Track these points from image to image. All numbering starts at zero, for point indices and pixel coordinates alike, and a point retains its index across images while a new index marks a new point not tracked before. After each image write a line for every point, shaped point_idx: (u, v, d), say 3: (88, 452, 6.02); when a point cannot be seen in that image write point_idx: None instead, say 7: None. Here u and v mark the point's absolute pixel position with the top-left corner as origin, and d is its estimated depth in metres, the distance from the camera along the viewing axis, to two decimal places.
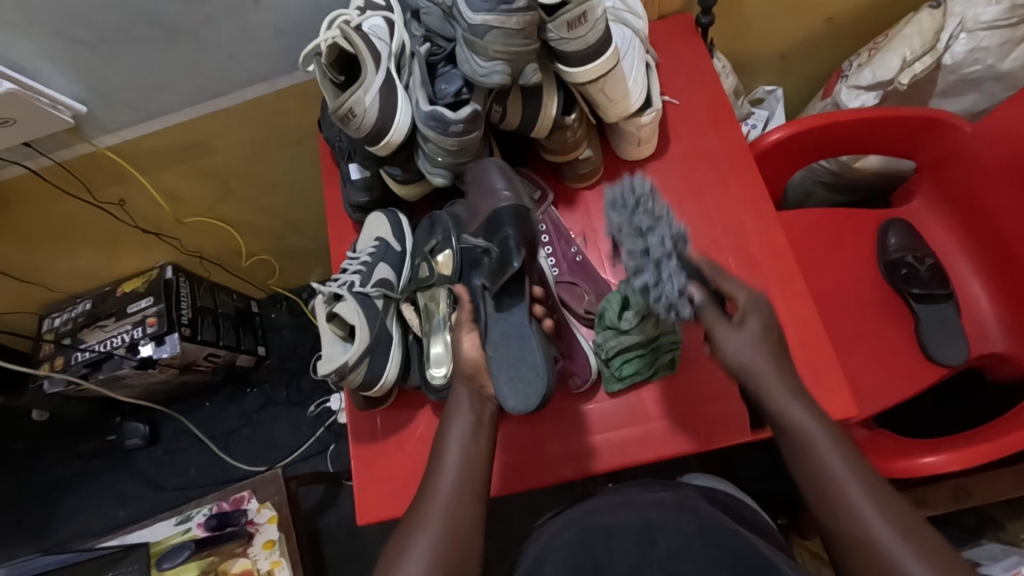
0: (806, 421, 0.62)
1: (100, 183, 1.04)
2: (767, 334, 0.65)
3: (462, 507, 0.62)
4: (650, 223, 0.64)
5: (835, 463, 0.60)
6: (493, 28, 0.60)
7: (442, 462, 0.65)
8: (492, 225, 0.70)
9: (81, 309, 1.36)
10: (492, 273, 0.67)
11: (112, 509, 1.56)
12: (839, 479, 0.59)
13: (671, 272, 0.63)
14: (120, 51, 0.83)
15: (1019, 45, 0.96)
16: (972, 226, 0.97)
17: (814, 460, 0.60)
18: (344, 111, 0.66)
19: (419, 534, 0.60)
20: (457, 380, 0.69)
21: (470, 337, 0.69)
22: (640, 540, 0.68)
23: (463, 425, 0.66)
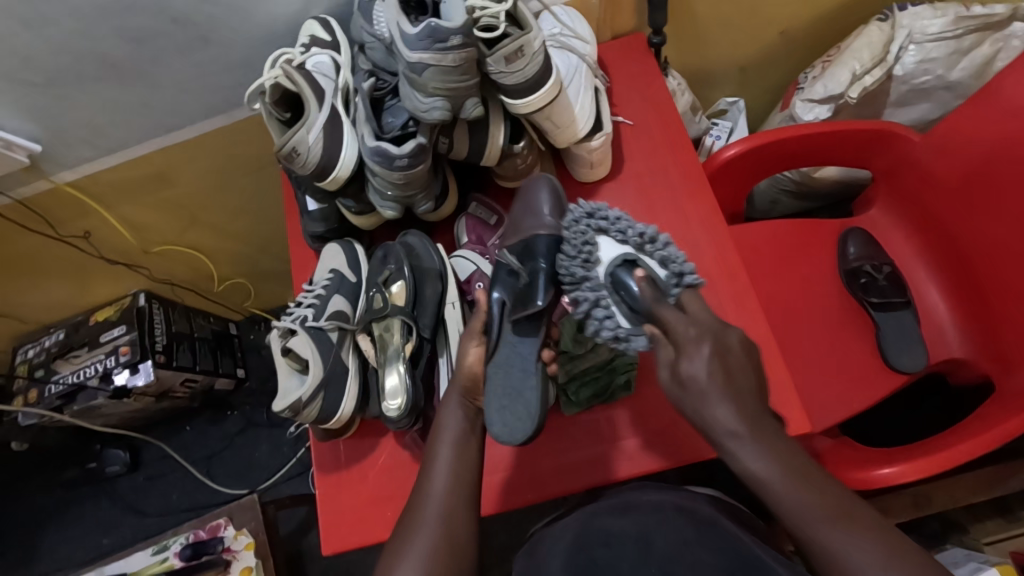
0: (785, 488, 0.59)
1: (63, 217, 1.04)
2: (717, 367, 0.61)
3: (449, 515, 0.63)
4: (594, 249, 0.70)
5: (842, 539, 0.56)
6: (430, 66, 0.61)
7: (432, 474, 0.66)
8: (527, 249, 0.73)
9: (54, 340, 1.36)
10: (515, 295, 0.71)
11: (95, 537, 1.55)
12: (813, 539, 0.57)
13: (591, 301, 0.68)
14: (72, 91, 0.83)
15: (966, 55, 0.98)
16: (926, 232, 0.99)
17: (814, 536, 0.57)
18: (288, 149, 0.67)
19: (411, 545, 0.62)
20: (450, 390, 0.72)
21: (476, 350, 0.72)
22: (639, 550, 0.67)
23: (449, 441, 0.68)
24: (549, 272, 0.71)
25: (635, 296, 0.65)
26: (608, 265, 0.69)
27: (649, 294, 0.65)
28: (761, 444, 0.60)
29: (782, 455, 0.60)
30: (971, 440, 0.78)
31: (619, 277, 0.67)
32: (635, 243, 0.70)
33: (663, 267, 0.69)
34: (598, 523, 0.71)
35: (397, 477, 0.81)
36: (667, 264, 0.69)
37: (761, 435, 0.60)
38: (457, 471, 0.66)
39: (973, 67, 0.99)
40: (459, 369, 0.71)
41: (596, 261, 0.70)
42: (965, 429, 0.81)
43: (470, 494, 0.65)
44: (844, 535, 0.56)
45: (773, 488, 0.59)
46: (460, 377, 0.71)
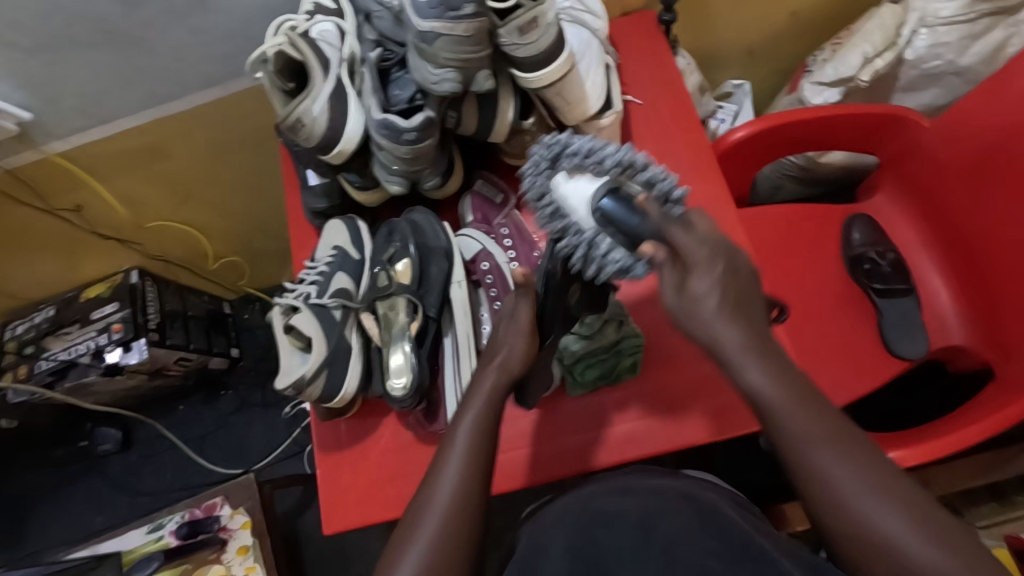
0: (786, 404, 0.54)
1: (54, 189, 1.01)
2: (724, 290, 0.52)
3: (466, 496, 0.60)
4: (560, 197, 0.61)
5: (851, 477, 0.52)
6: (441, 35, 0.59)
7: (443, 464, 0.62)
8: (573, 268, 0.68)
9: (44, 316, 1.33)
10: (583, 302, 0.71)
11: (87, 516, 1.54)
12: (805, 457, 0.54)
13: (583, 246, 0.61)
14: (64, 57, 0.80)
15: (978, 40, 0.96)
16: (930, 220, 0.99)
17: (806, 463, 0.54)
18: (293, 120, 0.65)
19: (416, 533, 0.59)
20: (483, 370, 0.67)
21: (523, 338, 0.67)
22: (639, 533, 0.65)
23: (474, 408, 0.65)
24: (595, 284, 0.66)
25: (632, 227, 0.56)
26: (585, 200, 0.60)
27: (655, 220, 0.54)
28: (774, 368, 0.54)
29: (787, 373, 0.54)
30: (970, 426, 0.79)
31: (604, 214, 0.58)
32: (616, 171, 0.60)
33: (647, 190, 0.60)
34: (597, 503, 0.71)
35: (400, 458, 0.80)
36: (652, 189, 0.60)
37: (766, 356, 0.54)
38: (473, 445, 0.63)
39: (984, 52, 0.98)
40: (505, 361, 0.67)
41: (563, 210, 0.62)
42: (961, 415, 0.82)
43: (479, 481, 0.61)
44: (854, 477, 0.52)
45: (785, 420, 0.54)
46: (500, 361, 0.67)
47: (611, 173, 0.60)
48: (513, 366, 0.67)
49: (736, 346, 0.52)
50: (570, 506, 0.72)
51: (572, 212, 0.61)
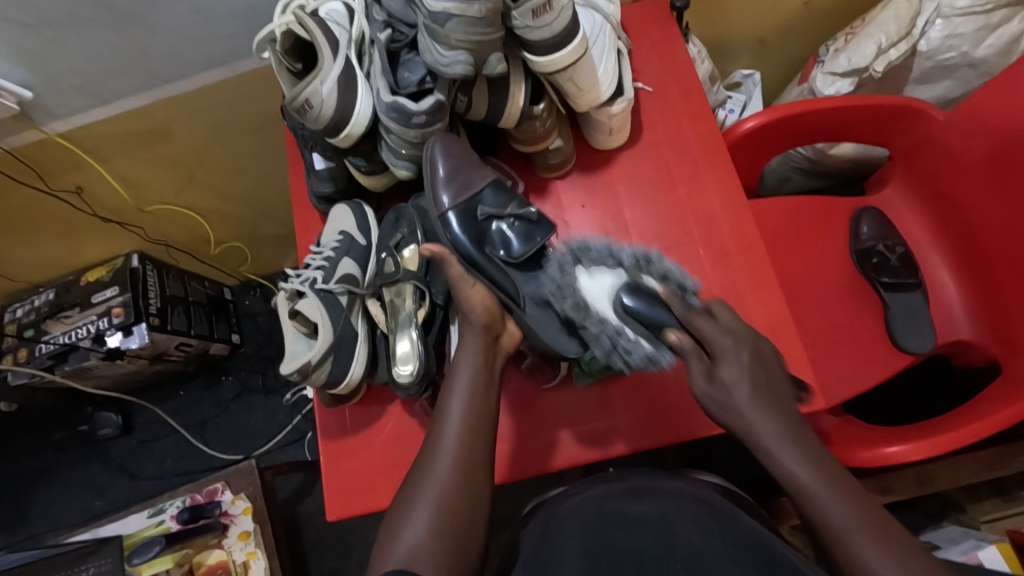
0: (824, 496, 0.59)
1: (54, 170, 0.99)
2: (749, 374, 0.63)
3: (473, 485, 0.63)
4: (580, 291, 0.67)
5: (871, 552, 0.56)
6: (454, 16, 0.58)
7: (447, 416, 0.66)
8: (478, 225, 0.72)
9: (44, 299, 1.32)
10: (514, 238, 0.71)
11: (87, 500, 1.54)
12: (844, 548, 0.57)
13: (608, 334, 0.66)
14: (66, 33, 0.78)
15: (994, 31, 0.95)
16: (940, 214, 0.98)
17: (848, 552, 0.57)
18: (301, 102, 0.64)
19: (424, 484, 0.63)
20: (468, 325, 0.70)
21: (477, 289, 0.71)
22: (658, 535, 0.66)
23: (469, 365, 0.69)
24: (509, 259, 0.71)
25: (651, 316, 0.65)
26: (614, 300, 0.66)
27: (680, 308, 0.64)
28: (800, 454, 0.61)
29: (826, 468, 0.61)
30: (980, 420, 0.78)
31: (625, 305, 0.65)
32: (631, 265, 0.68)
33: (663, 284, 0.68)
34: (609, 503, 0.71)
35: (405, 445, 0.80)
36: (669, 284, 0.68)
37: (800, 445, 0.62)
38: (472, 398, 0.67)
39: (1000, 45, 0.96)
40: (471, 309, 0.70)
41: (588, 306, 0.67)
42: (970, 410, 0.81)
43: (481, 437, 0.65)
44: (872, 549, 0.56)
45: (813, 494, 0.59)
46: (474, 317, 0.70)
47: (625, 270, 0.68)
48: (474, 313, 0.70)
49: (772, 440, 0.62)
50: (582, 503, 0.73)
51: (601, 307, 0.67)
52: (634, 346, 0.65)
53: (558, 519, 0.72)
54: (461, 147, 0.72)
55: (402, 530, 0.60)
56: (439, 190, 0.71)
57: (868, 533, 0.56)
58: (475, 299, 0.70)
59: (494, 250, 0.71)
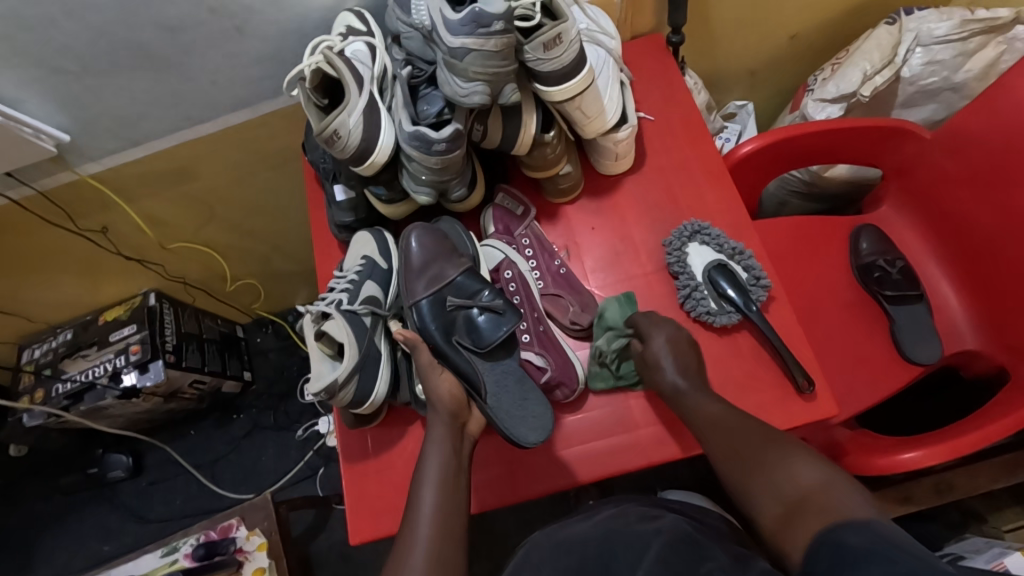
0: (709, 407, 0.71)
1: (83, 210, 1.04)
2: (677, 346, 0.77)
3: (448, 519, 0.64)
4: (688, 255, 0.84)
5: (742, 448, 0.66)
6: (472, 50, 0.63)
7: (421, 485, 0.66)
8: (447, 314, 0.77)
9: (62, 339, 1.34)
10: (478, 329, 0.75)
11: (95, 545, 1.52)
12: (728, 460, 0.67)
13: (689, 288, 0.83)
14: (104, 80, 0.83)
15: (971, 57, 1.02)
16: (937, 227, 1.01)
17: (728, 460, 0.67)
18: (329, 133, 0.68)
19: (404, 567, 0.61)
20: (435, 414, 0.71)
21: (445, 377, 0.73)
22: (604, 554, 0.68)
23: (439, 445, 0.69)
24: (476, 349, 0.75)
25: (728, 293, 0.81)
26: (704, 266, 0.83)
27: (741, 296, 0.80)
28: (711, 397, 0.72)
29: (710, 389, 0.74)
30: (992, 424, 0.79)
31: (713, 277, 0.82)
32: (729, 253, 0.83)
33: (745, 274, 0.83)
34: (561, 532, 0.72)
35: None
36: (749, 274, 0.82)
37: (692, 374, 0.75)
38: (442, 481, 0.66)
39: (978, 69, 1.03)
40: (438, 398, 0.71)
41: (688, 264, 0.84)
42: (981, 415, 0.83)
43: (456, 524, 0.64)
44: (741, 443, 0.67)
45: (712, 424, 0.70)
46: (440, 404, 0.71)
47: (728, 255, 0.84)
48: (440, 399, 0.71)
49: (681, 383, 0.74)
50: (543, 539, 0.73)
51: (693, 269, 0.83)
52: (709, 305, 0.82)
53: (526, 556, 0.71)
54: (439, 241, 0.79)
55: None
56: (412, 280, 0.77)
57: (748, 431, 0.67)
58: (439, 387, 0.72)
59: (462, 340, 0.75)
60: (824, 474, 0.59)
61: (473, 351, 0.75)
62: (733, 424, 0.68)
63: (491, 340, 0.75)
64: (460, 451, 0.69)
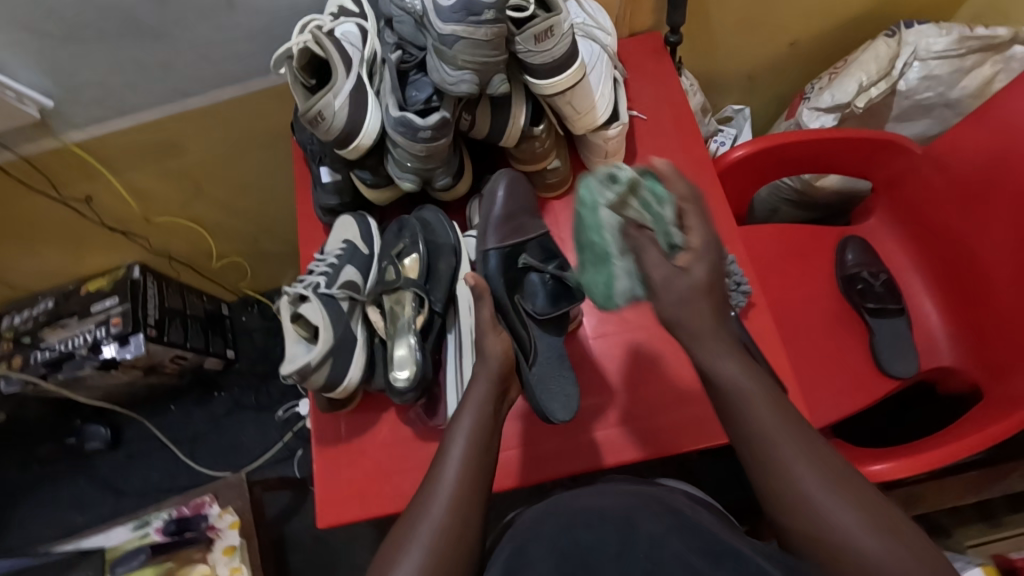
0: (757, 400, 0.59)
1: (67, 179, 1.02)
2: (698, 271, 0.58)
3: (468, 491, 0.61)
4: None
5: (789, 454, 0.57)
6: (462, 38, 0.62)
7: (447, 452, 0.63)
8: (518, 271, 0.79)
9: (43, 308, 1.33)
10: (542, 293, 0.78)
11: (70, 515, 1.51)
12: (772, 451, 0.58)
13: None
14: (91, 48, 0.82)
15: (968, 74, 1.02)
16: (922, 243, 1.01)
17: (764, 459, 0.58)
18: (314, 113, 0.67)
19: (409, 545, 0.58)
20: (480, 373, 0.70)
21: (499, 338, 0.72)
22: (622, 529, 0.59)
23: (475, 408, 0.66)
24: (533, 315, 0.76)
25: None
26: None
27: None
28: (782, 415, 0.58)
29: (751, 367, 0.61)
30: (967, 439, 0.80)
31: None
32: None
33: (726, 279, 0.83)
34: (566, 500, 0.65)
35: (397, 453, 0.81)
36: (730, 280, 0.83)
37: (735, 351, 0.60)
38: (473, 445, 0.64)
39: (973, 86, 1.03)
40: (486, 356, 0.71)
41: None
42: (953, 431, 0.84)
43: (476, 495, 0.61)
44: (789, 449, 0.57)
45: (757, 425, 0.58)
46: (491, 362, 0.70)
47: None
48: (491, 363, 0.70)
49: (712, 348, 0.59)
50: (543, 512, 0.65)
51: None
52: None
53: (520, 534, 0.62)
54: (523, 200, 0.83)
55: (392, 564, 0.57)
56: (489, 228, 0.80)
57: (815, 465, 0.57)
58: (493, 350, 0.71)
59: (526, 303, 0.77)
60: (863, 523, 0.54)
61: (532, 313, 0.77)
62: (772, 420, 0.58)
63: (557, 308, 0.77)
64: (493, 419, 0.67)
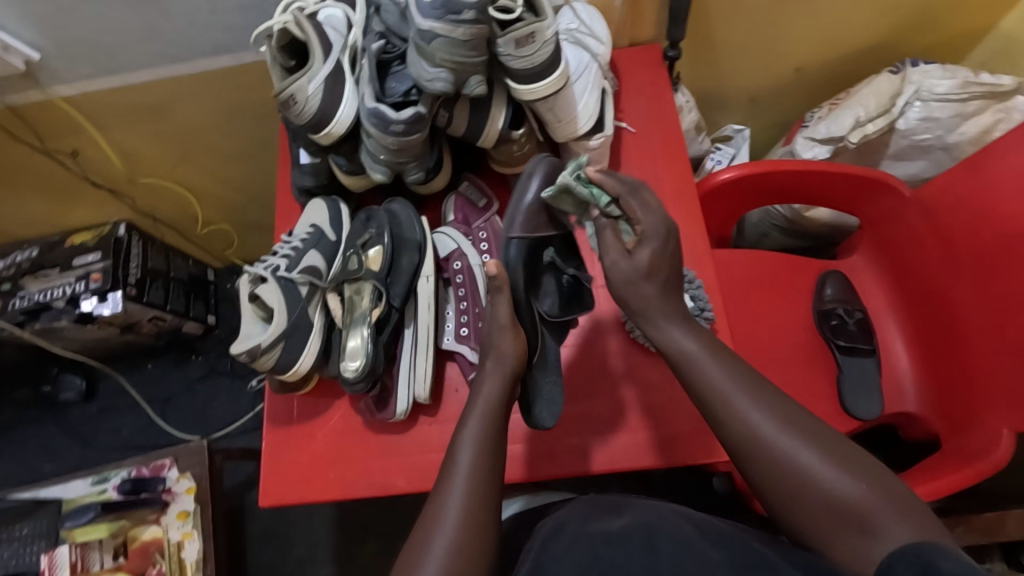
0: (729, 390, 0.64)
1: (53, 131, 1.02)
2: (659, 264, 0.69)
3: (485, 475, 0.64)
4: None
5: (778, 440, 0.60)
6: (439, 36, 0.61)
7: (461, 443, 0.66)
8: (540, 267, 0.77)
9: (26, 255, 1.33)
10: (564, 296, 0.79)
11: (36, 462, 1.53)
12: (756, 440, 0.61)
13: None
14: (81, 5, 0.82)
15: (967, 119, 1.00)
16: (900, 286, 1.01)
17: (749, 442, 0.62)
18: (286, 96, 0.67)
19: (430, 539, 0.59)
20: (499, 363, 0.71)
21: (512, 339, 0.71)
22: (644, 543, 0.60)
23: (484, 408, 0.68)
24: (549, 315, 0.78)
25: None
26: None
27: None
28: (751, 402, 0.63)
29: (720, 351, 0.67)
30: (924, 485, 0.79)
31: None
32: None
33: (691, 303, 0.82)
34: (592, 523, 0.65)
35: (345, 441, 0.81)
36: (694, 304, 0.82)
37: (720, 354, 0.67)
38: (483, 444, 0.66)
39: (972, 133, 1.01)
40: (503, 352, 0.71)
41: None
42: (922, 473, 0.84)
43: (488, 491, 0.63)
44: (764, 421, 0.62)
45: (749, 424, 0.62)
46: (507, 360, 0.71)
47: (676, 281, 0.83)
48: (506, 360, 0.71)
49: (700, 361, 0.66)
50: (563, 521, 0.68)
51: None
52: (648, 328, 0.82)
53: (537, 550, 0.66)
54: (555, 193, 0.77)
55: (424, 541, 0.59)
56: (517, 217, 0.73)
57: (798, 438, 0.60)
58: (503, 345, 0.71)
59: (544, 304, 0.78)
60: (860, 488, 0.56)
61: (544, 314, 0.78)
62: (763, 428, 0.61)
63: (568, 314, 0.79)
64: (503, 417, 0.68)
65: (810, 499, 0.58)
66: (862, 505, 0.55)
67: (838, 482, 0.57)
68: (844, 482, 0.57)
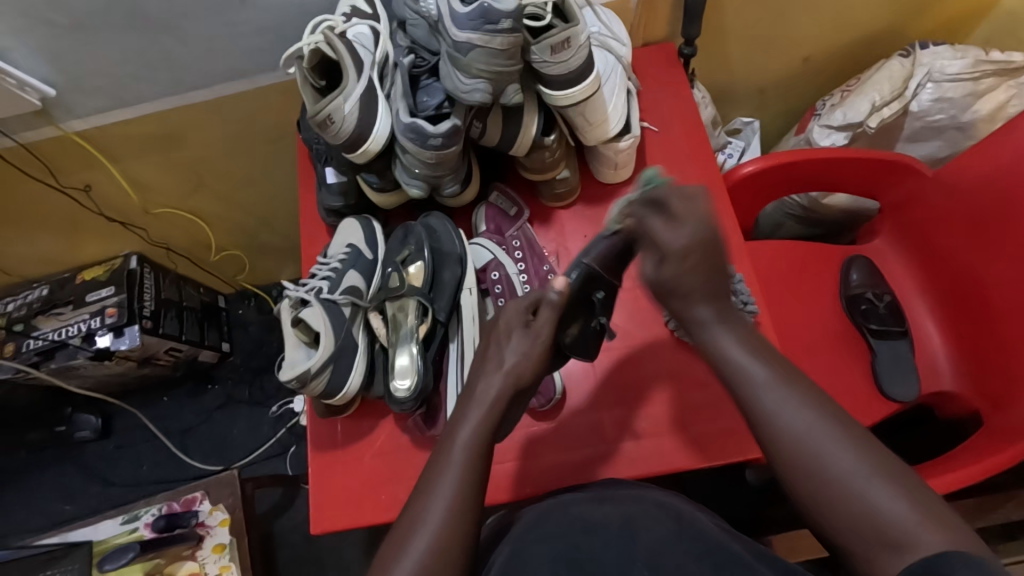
0: (769, 390, 0.64)
1: (65, 167, 1.01)
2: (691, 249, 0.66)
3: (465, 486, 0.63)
4: None
5: (825, 448, 0.60)
6: (477, 46, 0.61)
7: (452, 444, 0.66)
8: (588, 303, 0.75)
9: (37, 295, 1.30)
10: (582, 338, 0.77)
11: (56, 504, 1.50)
12: (802, 446, 0.61)
13: None
14: (96, 37, 0.81)
15: (980, 98, 1.02)
16: (926, 266, 1.01)
17: (792, 443, 0.61)
18: (322, 117, 0.66)
19: (411, 543, 0.60)
20: (487, 376, 0.70)
21: (517, 358, 0.71)
22: (620, 538, 0.64)
23: (481, 408, 0.68)
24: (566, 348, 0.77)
25: None
26: None
27: None
28: (790, 410, 0.62)
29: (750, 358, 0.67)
30: (967, 467, 0.79)
31: None
32: None
33: (733, 297, 0.82)
34: (574, 512, 0.67)
35: (395, 462, 0.79)
36: (736, 297, 0.82)
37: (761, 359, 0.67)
38: (477, 443, 0.66)
39: (985, 110, 1.02)
40: (507, 368, 0.70)
41: None
42: (945, 462, 0.84)
43: (477, 483, 0.63)
44: (808, 424, 0.61)
45: (789, 429, 0.62)
46: (510, 367, 0.70)
47: None
48: (521, 372, 0.70)
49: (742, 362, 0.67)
50: (546, 512, 0.68)
51: None
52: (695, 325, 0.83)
53: (520, 533, 0.66)
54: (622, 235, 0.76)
55: (401, 554, 0.59)
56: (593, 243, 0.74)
57: (839, 444, 0.59)
58: (516, 360, 0.71)
59: (566, 337, 0.76)
60: (902, 505, 0.55)
61: (560, 342, 0.76)
62: (802, 425, 0.61)
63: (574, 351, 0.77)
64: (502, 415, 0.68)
65: (853, 512, 0.57)
66: (904, 520, 0.55)
67: (880, 497, 0.56)
68: (885, 499, 0.56)
